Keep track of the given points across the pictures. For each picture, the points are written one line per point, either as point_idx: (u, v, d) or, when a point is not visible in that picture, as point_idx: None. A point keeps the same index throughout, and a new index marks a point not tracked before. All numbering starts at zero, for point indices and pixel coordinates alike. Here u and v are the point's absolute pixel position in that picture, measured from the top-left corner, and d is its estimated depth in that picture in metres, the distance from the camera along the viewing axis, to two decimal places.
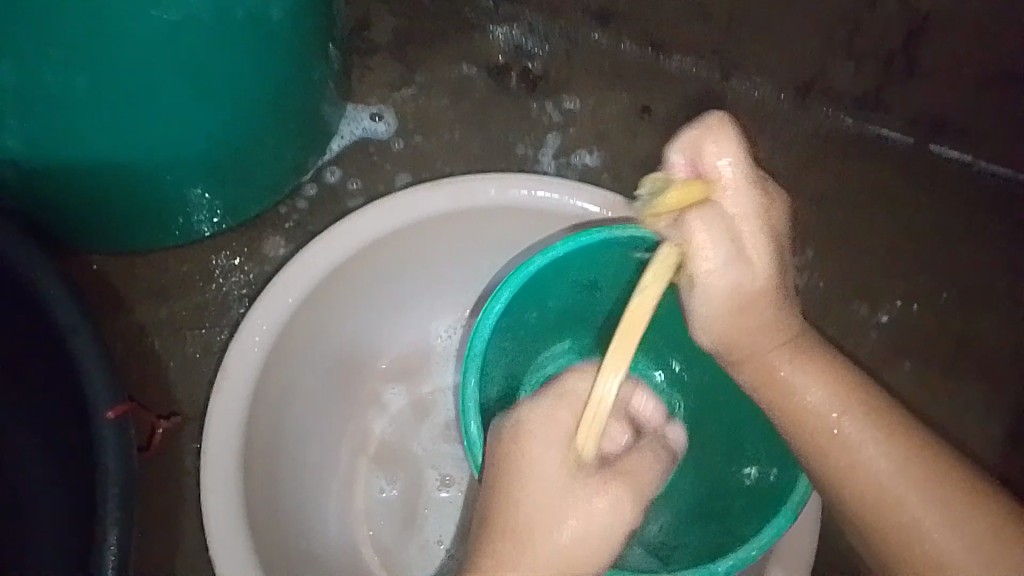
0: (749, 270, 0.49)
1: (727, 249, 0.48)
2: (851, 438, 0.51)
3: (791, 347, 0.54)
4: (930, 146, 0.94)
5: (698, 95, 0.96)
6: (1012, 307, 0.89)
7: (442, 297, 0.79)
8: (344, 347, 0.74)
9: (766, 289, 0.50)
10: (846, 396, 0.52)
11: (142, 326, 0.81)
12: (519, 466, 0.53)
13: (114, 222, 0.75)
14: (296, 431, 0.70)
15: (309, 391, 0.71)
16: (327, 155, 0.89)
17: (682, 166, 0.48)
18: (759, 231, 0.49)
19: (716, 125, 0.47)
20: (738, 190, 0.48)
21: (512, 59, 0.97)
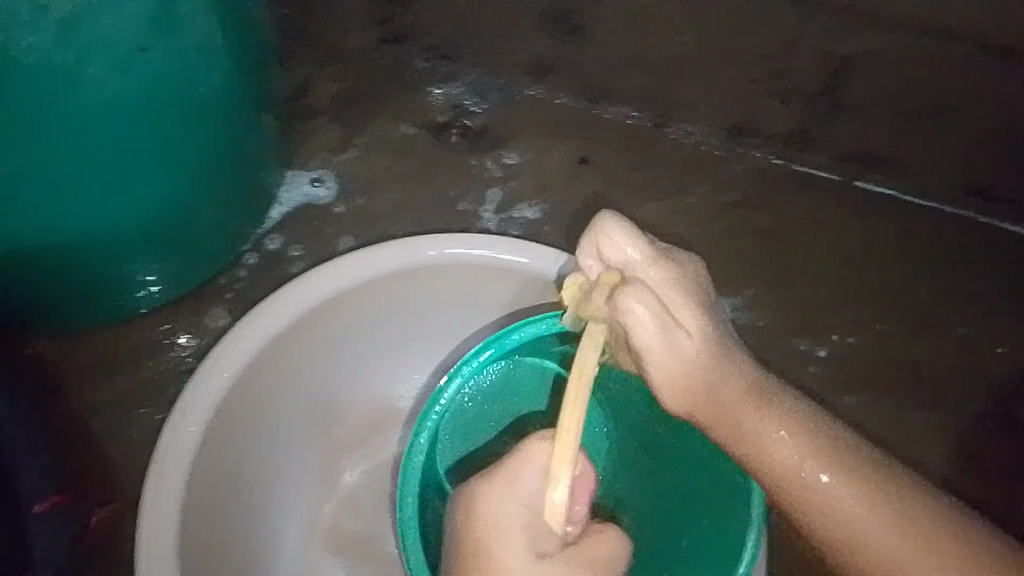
0: (679, 349, 0.50)
1: (661, 327, 0.49)
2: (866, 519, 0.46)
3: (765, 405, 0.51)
4: (858, 182, 0.97)
5: (636, 142, 0.98)
6: (952, 338, 0.90)
7: (394, 366, 0.79)
8: (294, 422, 0.73)
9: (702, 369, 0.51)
10: (849, 484, 0.47)
11: (77, 408, 0.79)
12: (477, 524, 0.54)
13: (51, 305, 0.73)
14: (239, 513, 0.67)
15: (259, 471, 0.70)
16: (266, 224, 0.88)
17: (592, 265, 0.51)
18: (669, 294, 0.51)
19: (607, 213, 0.50)
20: (652, 263, 0.50)
21: (452, 116, 0.99)
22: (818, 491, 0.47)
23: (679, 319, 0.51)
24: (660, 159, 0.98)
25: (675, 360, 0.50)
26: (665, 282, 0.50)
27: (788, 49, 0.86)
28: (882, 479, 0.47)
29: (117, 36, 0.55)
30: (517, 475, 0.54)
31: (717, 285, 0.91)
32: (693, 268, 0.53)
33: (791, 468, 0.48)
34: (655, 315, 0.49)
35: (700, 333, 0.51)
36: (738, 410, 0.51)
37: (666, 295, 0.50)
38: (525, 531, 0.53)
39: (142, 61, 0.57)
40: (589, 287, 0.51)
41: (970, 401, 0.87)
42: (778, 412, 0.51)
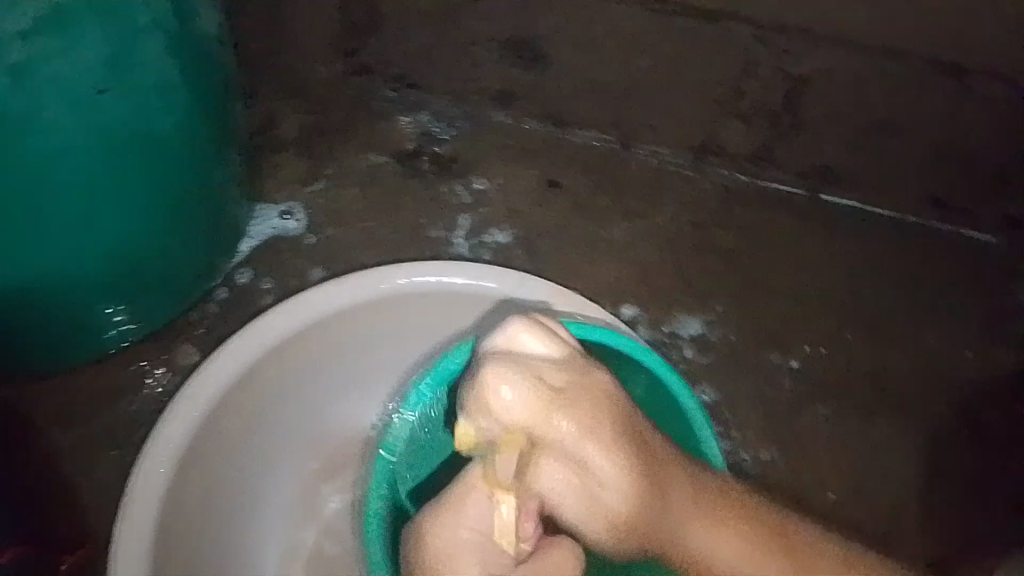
0: (602, 497, 0.59)
1: (566, 470, 0.59)
2: (783, 575, 0.61)
3: (698, 513, 0.62)
4: (822, 196, 0.99)
5: (603, 164, 1.00)
6: (921, 347, 0.91)
7: (373, 392, 0.78)
8: (270, 452, 0.72)
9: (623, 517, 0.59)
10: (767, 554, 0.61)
11: (46, 452, 0.77)
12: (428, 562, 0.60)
13: (17, 350, 0.72)
14: (211, 551, 0.66)
15: (234, 503, 0.69)
16: (235, 257, 0.88)
17: (490, 381, 0.59)
18: (579, 446, 0.58)
19: (514, 325, 0.62)
20: (535, 383, 0.59)
21: (420, 145, 0.99)
22: (727, 564, 0.62)
23: (592, 445, 0.64)
24: (627, 181, 0.99)
25: (583, 497, 0.59)
26: (575, 427, 0.58)
27: (746, 73, 0.87)
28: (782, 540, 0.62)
29: (76, 77, 0.55)
30: (461, 504, 0.61)
31: (689, 304, 0.92)
32: (590, 388, 0.60)
33: (747, 559, 0.61)
34: (568, 473, 0.59)
35: (617, 473, 0.58)
36: (665, 530, 0.61)
37: (576, 441, 0.58)
38: (475, 554, 0.59)
39: (101, 101, 0.57)
40: (501, 418, 0.59)
41: (941, 408, 0.88)
42: (722, 516, 0.63)
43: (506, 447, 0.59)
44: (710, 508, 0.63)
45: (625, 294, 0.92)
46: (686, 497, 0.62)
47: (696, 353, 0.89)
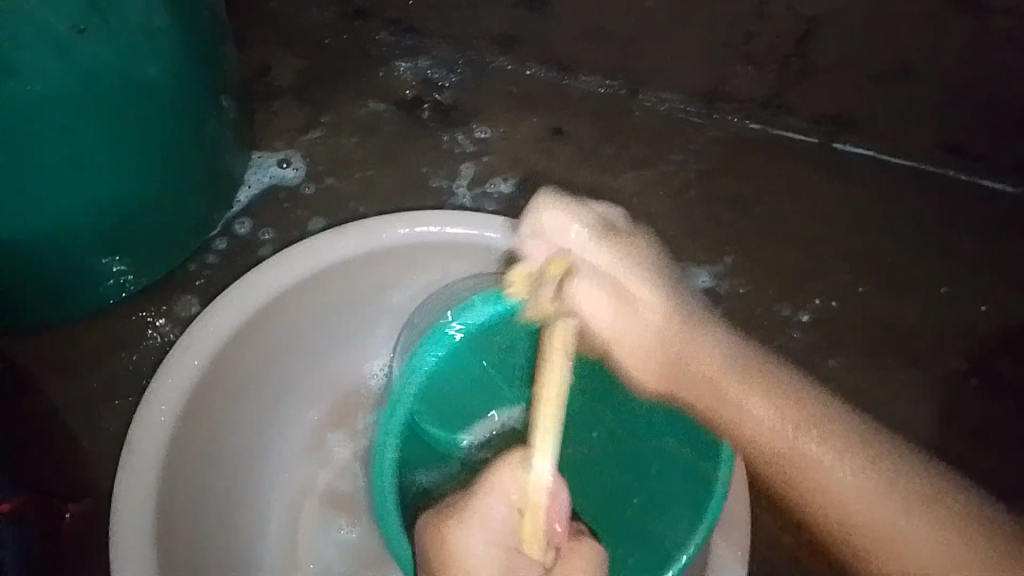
0: (637, 322, 0.52)
1: (610, 290, 0.52)
2: (857, 495, 0.46)
3: (790, 412, 0.49)
4: (835, 144, 0.96)
5: (609, 111, 0.97)
6: (931, 297, 0.90)
7: (373, 339, 0.77)
8: (271, 399, 0.72)
9: (662, 337, 0.52)
10: (842, 450, 0.47)
11: (49, 404, 0.76)
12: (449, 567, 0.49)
13: (12, 306, 0.71)
14: (214, 500, 0.65)
15: (234, 450, 0.68)
16: (234, 207, 0.86)
17: (539, 249, 0.50)
18: (633, 276, 0.51)
19: (541, 203, 0.49)
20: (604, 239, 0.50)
21: (421, 92, 0.96)
22: (819, 479, 0.47)
23: (637, 302, 0.52)
24: (633, 129, 0.96)
25: (620, 322, 0.53)
26: (614, 288, 0.52)
27: (759, 15, 0.83)
28: (881, 458, 0.47)
29: (53, 18, 0.52)
30: (491, 485, 0.50)
31: (696, 255, 0.90)
32: (637, 248, 0.52)
33: (778, 439, 0.49)
34: (613, 294, 0.51)
35: (669, 320, 0.52)
36: (733, 388, 0.51)
37: (636, 283, 0.51)
38: (497, 561, 0.48)
39: (81, 43, 0.55)
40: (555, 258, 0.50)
41: (951, 359, 0.87)
42: (789, 402, 0.50)
43: (592, 306, 0.52)
44: (785, 400, 0.50)
45: None
46: (779, 411, 0.49)
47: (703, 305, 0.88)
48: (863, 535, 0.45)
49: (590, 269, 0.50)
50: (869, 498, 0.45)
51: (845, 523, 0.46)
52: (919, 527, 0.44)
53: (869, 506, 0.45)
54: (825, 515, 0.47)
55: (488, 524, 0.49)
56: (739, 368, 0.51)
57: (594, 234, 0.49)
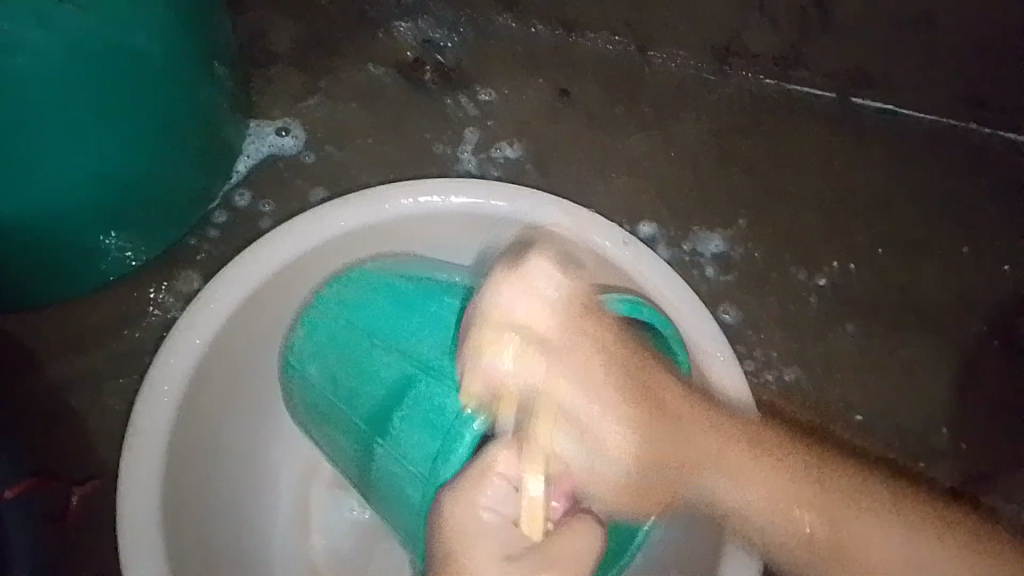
0: (605, 454, 0.51)
1: (579, 438, 0.52)
2: (837, 530, 0.50)
3: (728, 444, 0.53)
4: (853, 99, 0.92)
5: (617, 69, 0.94)
6: (950, 259, 0.88)
7: None
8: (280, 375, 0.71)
9: (641, 450, 0.52)
10: (817, 495, 0.50)
11: (54, 383, 0.76)
12: (455, 554, 0.46)
13: (15, 289, 0.70)
14: (222, 477, 0.65)
15: (243, 426, 0.68)
16: (233, 178, 0.84)
17: (503, 368, 0.52)
18: (596, 379, 0.53)
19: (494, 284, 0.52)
20: (563, 319, 0.52)
21: (422, 54, 0.93)
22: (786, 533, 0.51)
23: (587, 426, 0.52)
24: (642, 89, 0.93)
25: (585, 450, 0.52)
26: (577, 387, 0.52)
27: None
28: (847, 489, 0.52)
29: None
30: (489, 470, 0.47)
31: (707, 219, 0.88)
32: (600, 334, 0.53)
33: (775, 512, 0.51)
34: (576, 436, 0.51)
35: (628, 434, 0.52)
36: (693, 453, 0.53)
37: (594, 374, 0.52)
38: (494, 535, 0.46)
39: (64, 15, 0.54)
40: (506, 376, 0.51)
41: (970, 322, 0.85)
42: (773, 459, 0.53)
43: (528, 357, 0.51)
44: (744, 460, 0.53)
45: (641, 210, 0.87)
46: (768, 480, 0.52)
47: (716, 271, 0.85)
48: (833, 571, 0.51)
49: (554, 366, 0.52)
50: (826, 530, 0.50)
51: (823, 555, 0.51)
52: (876, 544, 0.49)
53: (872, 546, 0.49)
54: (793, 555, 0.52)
55: (486, 494, 0.47)
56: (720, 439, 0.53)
57: (551, 316, 0.52)
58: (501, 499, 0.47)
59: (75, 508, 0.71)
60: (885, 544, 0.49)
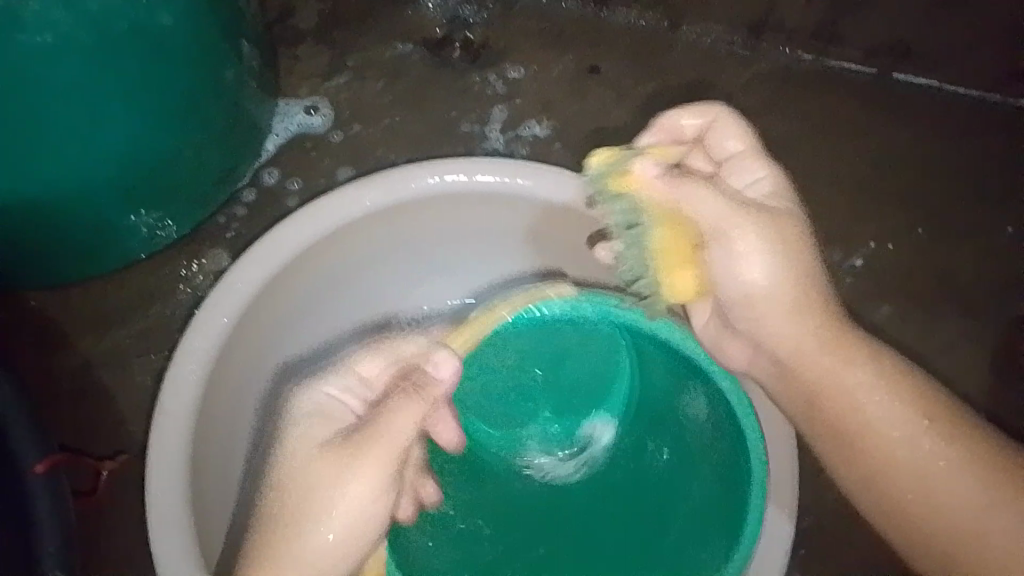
0: (724, 260, 0.47)
1: (695, 217, 0.46)
2: (912, 433, 0.46)
3: (831, 347, 0.48)
4: (895, 75, 0.90)
5: (649, 45, 0.91)
6: (991, 241, 0.85)
7: (408, 281, 0.74)
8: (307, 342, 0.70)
9: (759, 284, 0.47)
10: (917, 409, 0.47)
11: (86, 359, 0.77)
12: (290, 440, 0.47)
13: (46, 262, 0.71)
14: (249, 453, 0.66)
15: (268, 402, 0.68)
16: (261, 157, 0.84)
17: (671, 130, 0.50)
18: (747, 225, 0.46)
19: (716, 112, 0.50)
20: (746, 160, 0.50)
21: (450, 31, 0.92)
22: (874, 426, 0.47)
23: (720, 225, 0.46)
24: (673, 64, 0.91)
25: (693, 229, 0.47)
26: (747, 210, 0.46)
27: None
28: (929, 406, 0.47)
29: None
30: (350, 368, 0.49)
31: None
32: (776, 177, 0.50)
33: (851, 397, 0.47)
34: (708, 217, 0.46)
35: (778, 276, 0.47)
36: (783, 324, 0.48)
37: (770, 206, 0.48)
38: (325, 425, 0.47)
39: None
40: (654, 140, 0.50)
41: (1013, 307, 0.83)
42: (885, 369, 0.48)
43: (685, 185, 0.45)
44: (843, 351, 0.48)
45: None
46: (882, 381, 0.47)
47: None
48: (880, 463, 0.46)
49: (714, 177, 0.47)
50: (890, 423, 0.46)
51: (880, 459, 0.46)
52: (914, 440, 0.46)
53: (949, 491, 0.45)
54: (841, 446, 0.48)
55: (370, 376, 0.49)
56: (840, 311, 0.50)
57: (749, 155, 0.50)
58: (350, 396, 0.49)
59: (102, 485, 0.73)
60: (953, 482, 0.45)
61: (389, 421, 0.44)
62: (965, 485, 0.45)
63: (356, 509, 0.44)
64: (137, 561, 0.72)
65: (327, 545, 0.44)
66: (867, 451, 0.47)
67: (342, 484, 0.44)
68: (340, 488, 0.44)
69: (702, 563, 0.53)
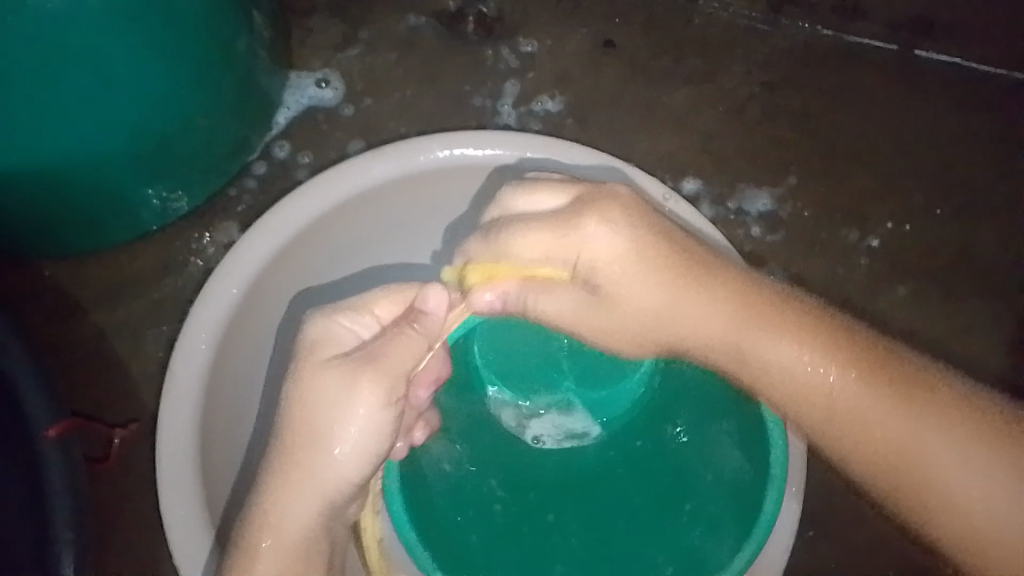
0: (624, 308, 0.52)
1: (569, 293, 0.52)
2: (874, 408, 0.47)
3: (750, 334, 0.50)
4: (917, 51, 0.88)
5: (666, 20, 0.89)
6: (1007, 225, 0.84)
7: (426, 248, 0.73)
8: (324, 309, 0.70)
9: (661, 319, 0.52)
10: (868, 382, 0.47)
11: (98, 329, 0.78)
12: (306, 351, 0.48)
13: (56, 231, 0.71)
14: None
15: None
16: (272, 130, 0.84)
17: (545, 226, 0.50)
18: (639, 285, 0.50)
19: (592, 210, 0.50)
20: (574, 234, 0.49)
21: (464, 4, 0.90)
22: (779, 374, 0.49)
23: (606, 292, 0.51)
24: (691, 39, 0.89)
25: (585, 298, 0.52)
26: (630, 266, 0.50)
27: None
28: (888, 379, 0.47)
29: None
30: (367, 307, 0.48)
31: (754, 176, 0.85)
32: (603, 220, 0.49)
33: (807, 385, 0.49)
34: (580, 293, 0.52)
35: (704, 314, 0.50)
36: (716, 345, 0.51)
37: (608, 266, 0.50)
38: (340, 347, 0.48)
39: None
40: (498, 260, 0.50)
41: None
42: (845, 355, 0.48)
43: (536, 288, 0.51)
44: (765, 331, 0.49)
45: (685, 167, 0.85)
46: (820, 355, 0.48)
47: (761, 230, 0.83)
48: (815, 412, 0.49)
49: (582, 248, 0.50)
50: (806, 368, 0.48)
51: (854, 420, 0.47)
52: (906, 428, 0.46)
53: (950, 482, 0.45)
54: (839, 427, 0.48)
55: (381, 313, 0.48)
56: (736, 293, 0.51)
57: (632, 238, 0.50)
58: (364, 328, 0.49)
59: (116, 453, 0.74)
60: (881, 418, 0.46)
61: (393, 348, 0.46)
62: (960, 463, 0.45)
63: (359, 432, 0.46)
64: (150, 528, 0.73)
65: (331, 462, 0.47)
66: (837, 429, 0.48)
67: (342, 398, 0.46)
68: (339, 409, 0.46)
69: (715, 558, 0.53)
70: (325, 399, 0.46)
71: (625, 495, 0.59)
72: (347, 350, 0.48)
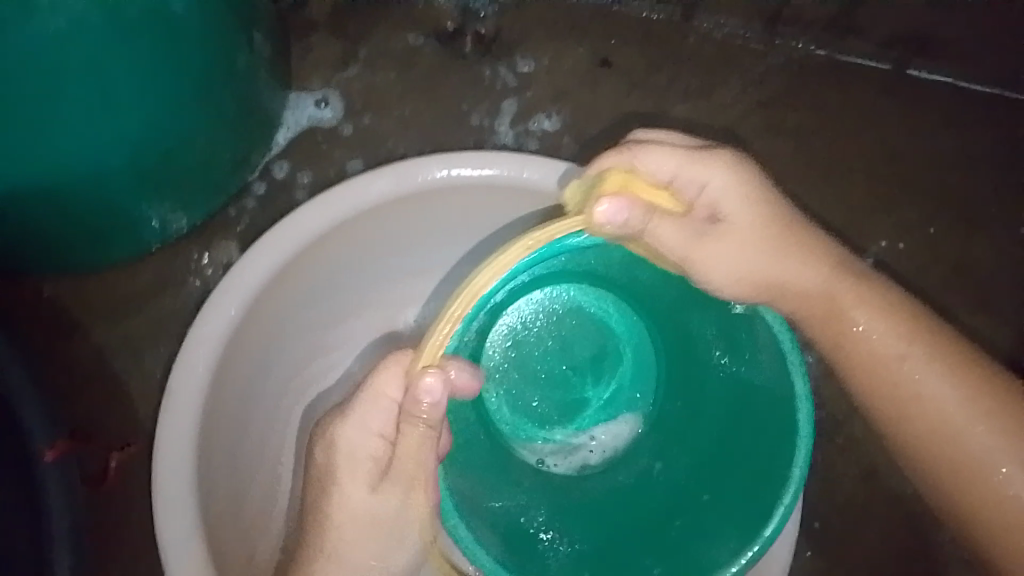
0: (729, 255, 0.54)
1: (681, 241, 0.52)
2: (911, 370, 0.52)
3: (858, 297, 0.55)
4: (909, 70, 0.89)
5: (663, 40, 0.90)
6: (998, 240, 0.85)
7: (422, 256, 0.74)
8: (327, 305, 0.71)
9: (771, 271, 0.55)
10: (917, 346, 0.53)
11: (98, 346, 0.78)
12: (329, 463, 0.52)
13: (58, 248, 0.72)
14: (253, 432, 0.66)
15: (276, 378, 0.69)
16: (272, 149, 0.85)
17: (663, 153, 0.52)
18: (739, 238, 0.54)
19: (724, 154, 0.53)
20: (699, 170, 0.52)
21: (461, 23, 0.91)
22: (869, 345, 0.54)
23: (714, 240, 0.53)
24: (687, 58, 0.90)
25: (689, 238, 0.53)
26: (739, 210, 0.53)
27: None
28: (936, 349, 0.53)
29: None
30: (379, 392, 0.50)
31: None
32: (729, 165, 0.53)
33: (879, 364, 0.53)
34: (689, 235, 0.53)
35: (815, 273, 0.55)
36: (808, 292, 0.55)
37: (730, 206, 0.53)
38: (369, 461, 0.51)
39: None
40: (635, 164, 0.51)
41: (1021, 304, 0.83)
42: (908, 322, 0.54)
43: (655, 213, 0.50)
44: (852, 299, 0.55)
45: None
46: (883, 324, 0.54)
47: None
48: (881, 382, 0.53)
49: (700, 180, 0.52)
50: (892, 343, 0.53)
51: (893, 389, 0.53)
52: (944, 396, 0.52)
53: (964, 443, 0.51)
54: (872, 386, 0.54)
55: (371, 422, 0.51)
56: (846, 269, 0.56)
57: (753, 194, 0.53)
58: (374, 417, 0.51)
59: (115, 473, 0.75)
60: (943, 391, 0.52)
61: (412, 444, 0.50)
62: (986, 426, 0.51)
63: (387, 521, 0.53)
64: (147, 547, 0.73)
65: (353, 550, 0.53)
66: (870, 384, 0.54)
67: (374, 506, 0.52)
68: (368, 509, 0.52)
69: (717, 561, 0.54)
70: (356, 508, 0.52)
71: (644, 498, 0.60)
72: (370, 468, 0.51)
